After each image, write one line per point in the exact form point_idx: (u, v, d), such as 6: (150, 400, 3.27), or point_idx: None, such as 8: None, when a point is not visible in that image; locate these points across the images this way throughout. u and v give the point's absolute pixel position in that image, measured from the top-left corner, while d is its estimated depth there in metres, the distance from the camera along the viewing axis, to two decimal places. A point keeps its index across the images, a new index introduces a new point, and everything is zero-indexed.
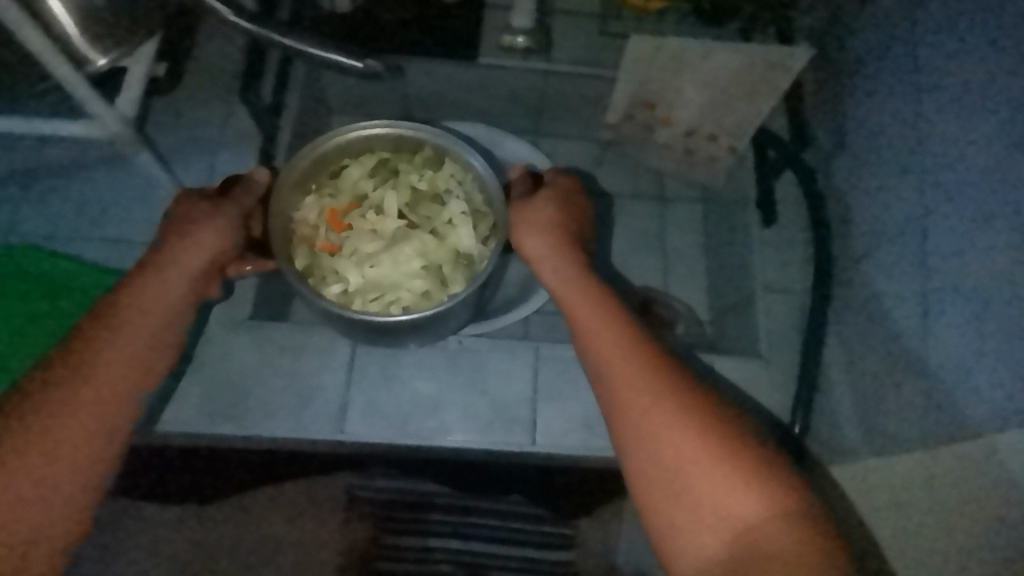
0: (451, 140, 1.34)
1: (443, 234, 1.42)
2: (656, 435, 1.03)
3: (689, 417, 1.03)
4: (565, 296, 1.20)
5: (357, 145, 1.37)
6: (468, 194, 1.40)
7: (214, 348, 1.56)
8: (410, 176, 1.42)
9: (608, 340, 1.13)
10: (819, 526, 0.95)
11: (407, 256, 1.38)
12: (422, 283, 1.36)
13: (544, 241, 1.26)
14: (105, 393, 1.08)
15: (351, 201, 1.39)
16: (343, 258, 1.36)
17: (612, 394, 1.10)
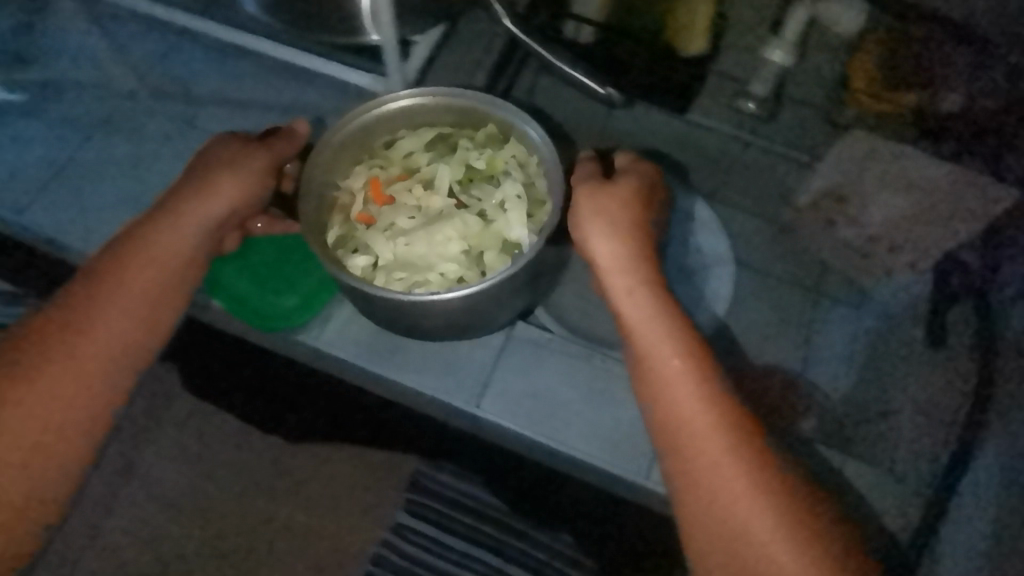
0: (507, 110, 1.05)
1: (494, 218, 1.06)
2: (718, 499, 0.92)
3: (751, 476, 0.93)
4: (642, 332, 1.00)
5: (409, 117, 1.09)
6: (530, 176, 1.06)
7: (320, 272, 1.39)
8: (470, 151, 1.09)
9: (691, 392, 0.97)
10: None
11: (449, 236, 1.04)
12: (457, 269, 1.03)
13: (617, 252, 1.03)
14: (110, 348, 1.01)
15: (393, 174, 1.08)
16: (377, 231, 1.05)
17: (681, 448, 0.95)
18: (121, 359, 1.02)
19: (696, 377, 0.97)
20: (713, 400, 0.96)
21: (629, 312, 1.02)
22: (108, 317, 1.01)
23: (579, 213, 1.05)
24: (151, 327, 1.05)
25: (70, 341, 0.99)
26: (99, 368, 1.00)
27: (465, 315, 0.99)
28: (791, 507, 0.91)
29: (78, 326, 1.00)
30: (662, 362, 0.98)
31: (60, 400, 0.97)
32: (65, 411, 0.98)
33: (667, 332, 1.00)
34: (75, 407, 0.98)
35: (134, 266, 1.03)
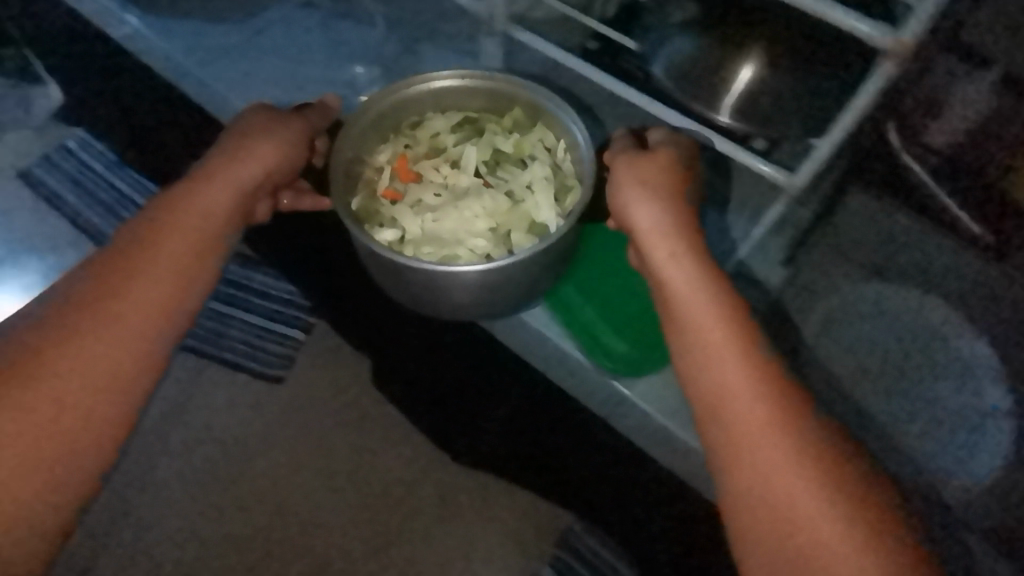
0: (537, 91, 0.99)
1: (521, 200, 0.98)
2: (773, 483, 0.65)
3: (810, 456, 0.65)
4: (688, 302, 0.75)
5: (433, 103, 1.05)
6: (557, 161, 0.99)
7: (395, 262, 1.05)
8: (498, 133, 1.03)
9: (734, 363, 0.70)
10: None
11: (472, 212, 0.97)
12: (486, 245, 0.95)
13: (660, 222, 0.80)
14: (148, 296, 0.78)
15: (420, 151, 1.03)
16: (404, 206, 0.98)
17: (725, 423, 0.69)
18: (163, 313, 0.78)
19: (744, 346, 0.71)
20: (763, 373, 0.70)
21: (663, 270, 0.78)
22: (147, 266, 0.79)
23: (613, 181, 0.85)
24: (191, 280, 0.81)
25: (115, 301, 0.76)
26: (164, 308, 0.78)
27: (476, 293, 0.89)
28: (860, 482, 0.64)
29: (139, 267, 0.78)
30: (703, 329, 0.73)
31: (88, 385, 0.72)
32: (88, 365, 0.73)
33: (709, 299, 0.74)
34: (121, 354, 0.75)
35: (169, 212, 0.83)
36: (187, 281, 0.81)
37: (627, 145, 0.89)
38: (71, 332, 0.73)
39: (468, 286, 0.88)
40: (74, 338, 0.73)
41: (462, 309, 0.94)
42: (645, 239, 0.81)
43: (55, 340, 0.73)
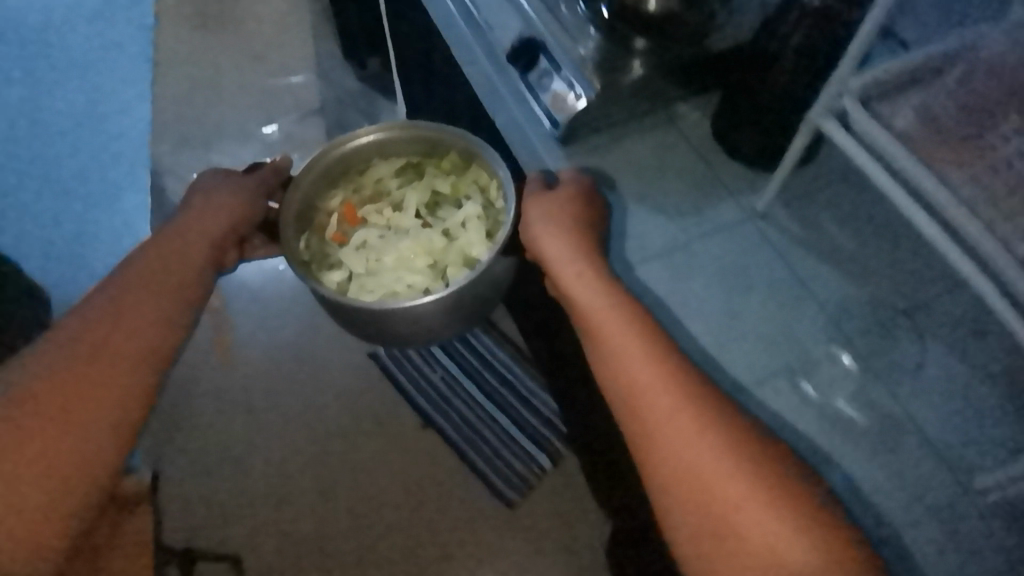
0: (468, 143, 0.89)
1: (452, 234, 0.93)
2: (679, 452, 0.55)
3: (729, 445, 0.55)
4: (597, 320, 0.63)
5: (374, 155, 0.94)
6: (489, 202, 0.91)
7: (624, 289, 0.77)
8: (432, 172, 0.94)
9: (629, 352, 0.60)
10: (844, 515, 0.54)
11: (419, 255, 0.91)
12: (425, 282, 0.89)
13: (581, 265, 0.66)
14: (131, 340, 0.65)
15: (369, 194, 0.93)
16: (352, 253, 0.91)
17: (636, 424, 0.58)
18: (139, 367, 0.64)
19: (649, 359, 0.59)
20: (652, 347, 0.60)
21: (569, 279, 0.66)
22: (130, 315, 0.66)
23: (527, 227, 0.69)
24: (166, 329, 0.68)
25: (112, 351, 0.64)
26: (155, 345, 0.66)
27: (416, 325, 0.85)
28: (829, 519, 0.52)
29: (126, 327, 0.65)
30: (605, 332, 0.62)
31: (81, 447, 0.60)
32: (76, 442, 0.60)
33: (610, 299, 0.63)
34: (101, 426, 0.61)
35: (160, 261, 0.72)
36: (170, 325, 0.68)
37: (537, 180, 0.73)
38: (55, 404, 0.60)
39: (416, 318, 0.83)
40: (60, 411, 0.60)
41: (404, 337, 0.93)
42: (557, 270, 0.67)
43: (26, 424, 0.58)
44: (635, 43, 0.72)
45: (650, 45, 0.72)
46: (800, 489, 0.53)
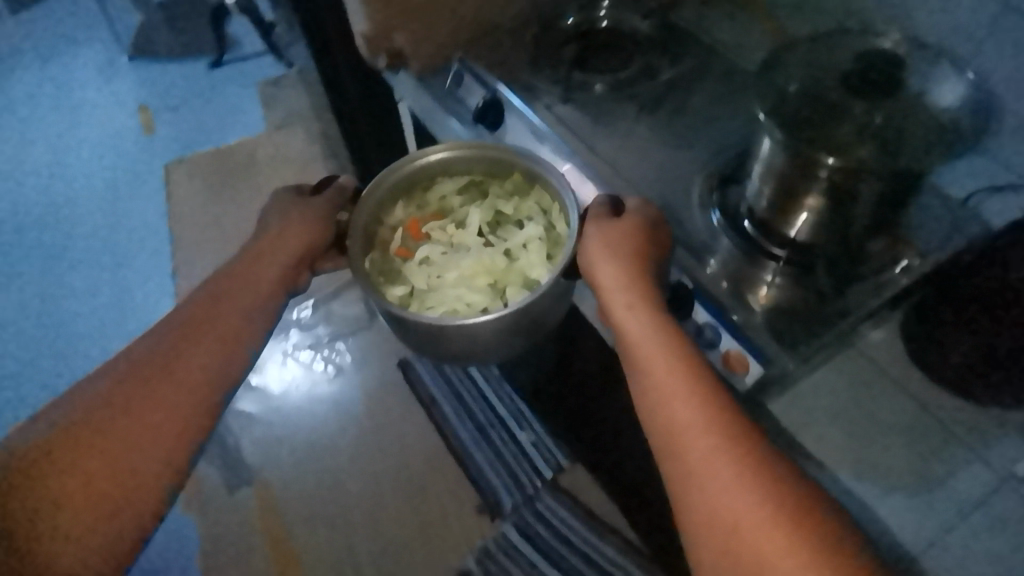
0: (532, 162, 0.67)
1: (514, 257, 0.68)
2: (733, 518, 0.44)
3: (800, 523, 0.44)
4: (648, 361, 0.53)
5: (442, 171, 0.71)
6: (552, 221, 0.67)
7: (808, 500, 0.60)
8: (493, 193, 0.71)
9: (680, 403, 0.49)
10: None
11: (478, 275, 0.67)
12: (484, 305, 0.65)
13: (643, 310, 0.55)
14: (190, 379, 0.57)
15: (436, 214, 0.70)
16: (414, 269, 0.68)
17: (687, 481, 0.47)
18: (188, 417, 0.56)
19: (714, 412, 0.49)
20: (719, 403, 0.49)
21: (629, 328, 0.55)
22: (186, 361, 0.57)
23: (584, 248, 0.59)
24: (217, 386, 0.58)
25: (164, 391, 0.55)
26: (202, 407, 0.57)
27: (470, 349, 0.60)
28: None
29: (209, 326, 0.59)
30: (660, 373, 0.51)
31: (121, 487, 0.52)
32: (109, 486, 0.52)
33: (666, 342, 0.53)
34: (136, 485, 0.53)
35: (226, 288, 0.62)
36: (227, 373, 0.59)
37: (602, 206, 0.62)
38: (88, 448, 0.52)
39: (470, 342, 0.61)
40: (109, 442, 0.52)
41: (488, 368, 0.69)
42: (614, 313, 0.57)
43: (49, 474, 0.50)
44: (777, 273, 0.61)
45: (793, 278, 0.61)
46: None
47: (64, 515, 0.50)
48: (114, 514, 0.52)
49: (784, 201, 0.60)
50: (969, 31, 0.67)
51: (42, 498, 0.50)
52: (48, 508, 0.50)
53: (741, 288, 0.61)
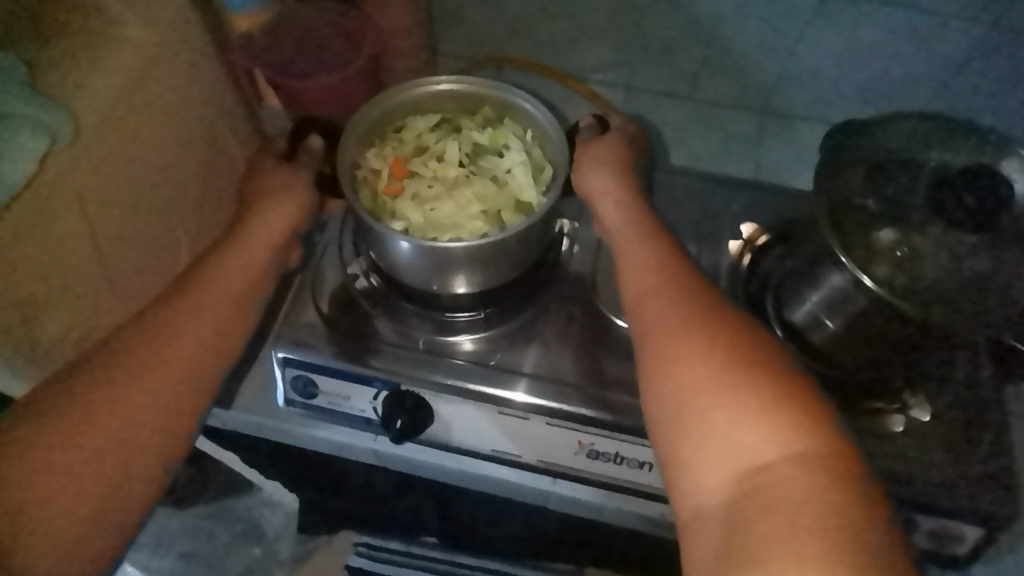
0: (525, 95, 0.53)
1: (501, 184, 0.53)
2: (661, 358, 0.42)
3: (724, 354, 0.40)
4: (618, 242, 0.50)
5: (433, 107, 0.56)
6: (541, 154, 0.54)
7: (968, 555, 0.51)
8: (467, 125, 0.55)
9: (640, 255, 0.48)
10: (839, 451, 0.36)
11: (469, 201, 0.52)
12: (483, 229, 0.51)
13: (628, 201, 0.52)
14: (184, 365, 0.47)
15: (413, 150, 0.54)
16: (400, 203, 0.52)
17: (638, 341, 0.44)
18: (175, 403, 0.47)
19: (672, 271, 0.47)
20: (673, 260, 0.47)
21: (604, 222, 0.52)
22: (182, 336, 0.48)
23: (580, 157, 0.54)
24: (193, 388, 0.48)
25: (154, 364, 0.46)
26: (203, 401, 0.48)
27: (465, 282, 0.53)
28: (855, 462, 0.36)
29: (188, 305, 0.49)
30: (625, 245, 0.50)
31: (100, 457, 0.44)
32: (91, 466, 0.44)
33: (637, 213, 0.51)
34: (125, 455, 0.45)
35: (199, 273, 0.51)
36: (211, 362, 0.49)
37: (588, 129, 0.56)
38: (82, 417, 0.44)
39: (467, 269, 0.51)
40: (94, 405, 0.44)
41: (478, 408, 0.53)
42: (600, 219, 0.53)
43: (65, 417, 0.44)
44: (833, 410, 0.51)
45: (835, 402, 0.52)
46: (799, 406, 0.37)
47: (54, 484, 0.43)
48: (87, 487, 0.44)
49: (827, 312, 0.51)
50: (786, 29, 0.63)
51: (22, 451, 0.43)
52: (35, 472, 0.43)
53: (899, 472, 0.50)
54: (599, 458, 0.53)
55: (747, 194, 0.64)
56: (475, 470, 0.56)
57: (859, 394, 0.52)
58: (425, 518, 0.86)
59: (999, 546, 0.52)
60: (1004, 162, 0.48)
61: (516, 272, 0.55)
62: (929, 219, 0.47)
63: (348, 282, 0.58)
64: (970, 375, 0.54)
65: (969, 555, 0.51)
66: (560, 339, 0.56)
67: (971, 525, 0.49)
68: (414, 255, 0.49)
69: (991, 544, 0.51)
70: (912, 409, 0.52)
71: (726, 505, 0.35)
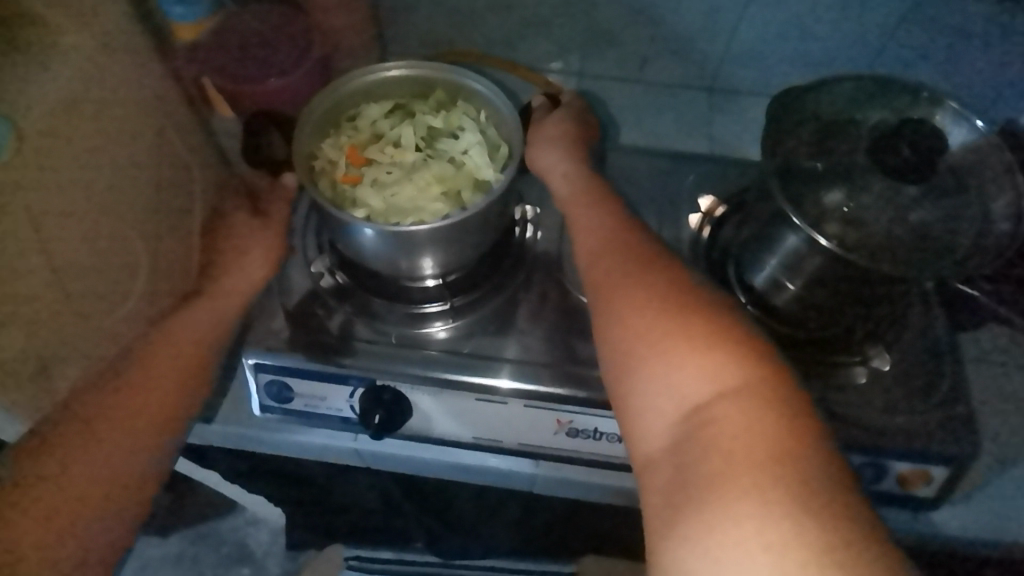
0: (477, 77, 0.54)
1: (459, 165, 0.54)
2: (615, 315, 0.43)
3: (674, 306, 0.41)
4: (572, 213, 0.51)
5: (382, 92, 0.56)
6: (495, 132, 0.54)
7: (937, 498, 0.53)
8: (420, 110, 0.55)
9: (596, 222, 0.49)
10: (779, 386, 0.37)
11: (428, 183, 0.53)
12: (444, 209, 0.52)
13: (578, 171, 0.53)
14: (175, 382, 0.52)
15: (368, 137, 0.54)
16: (361, 188, 0.52)
17: (593, 303, 0.45)
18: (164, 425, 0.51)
19: (621, 236, 0.48)
20: (627, 227, 0.48)
21: (557, 194, 0.53)
22: (173, 355, 0.52)
23: (535, 134, 0.55)
24: None
25: (147, 387, 0.50)
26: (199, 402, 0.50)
27: (428, 264, 0.53)
28: (801, 397, 0.37)
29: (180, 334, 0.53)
30: (579, 213, 0.50)
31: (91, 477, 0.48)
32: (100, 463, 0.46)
33: (591, 183, 0.52)
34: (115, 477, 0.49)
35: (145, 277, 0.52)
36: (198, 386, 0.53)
37: (541, 110, 0.57)
38: (77, 437, 0.48)
39: (431, 251, 0.51)
40: (89, 421, 0.48)
41: (453, 394, 0.53)
42: (553, 193, 0.54)
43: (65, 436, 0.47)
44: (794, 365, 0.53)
45: (794, 357, 0.53)
46: (745, 349, 0.38)
47: (56, 490, 0.47)
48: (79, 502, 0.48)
49: (785, 272, 0.52)
50: (727, 8, 0.64)
51: None
52: None
53: (867, 421, 0.51)
54: (579, 436, 0.54)
55: (703, 168, 0.65)
56: (459, 460, 0.57)
57: (817, 348, 0.54)
58: (412, 524, 0.85)
59: (965, 483, 0.54)
60: (936, 115, 0.50)
61: (476, 254, 0.55)
62: (871, 172, 0.49)
63: (314, 284, 0.58)
64: (923, 323, 0.56)
65: (936, 496, 0.53)
66: (526, 322, 0.57)
67: (936, 466, 0.51)
68: (376, 241, 0.49)
69: (955, 484, 0.52)
70: (870, 360, 0.54)
71: (675, 446, 0.36)
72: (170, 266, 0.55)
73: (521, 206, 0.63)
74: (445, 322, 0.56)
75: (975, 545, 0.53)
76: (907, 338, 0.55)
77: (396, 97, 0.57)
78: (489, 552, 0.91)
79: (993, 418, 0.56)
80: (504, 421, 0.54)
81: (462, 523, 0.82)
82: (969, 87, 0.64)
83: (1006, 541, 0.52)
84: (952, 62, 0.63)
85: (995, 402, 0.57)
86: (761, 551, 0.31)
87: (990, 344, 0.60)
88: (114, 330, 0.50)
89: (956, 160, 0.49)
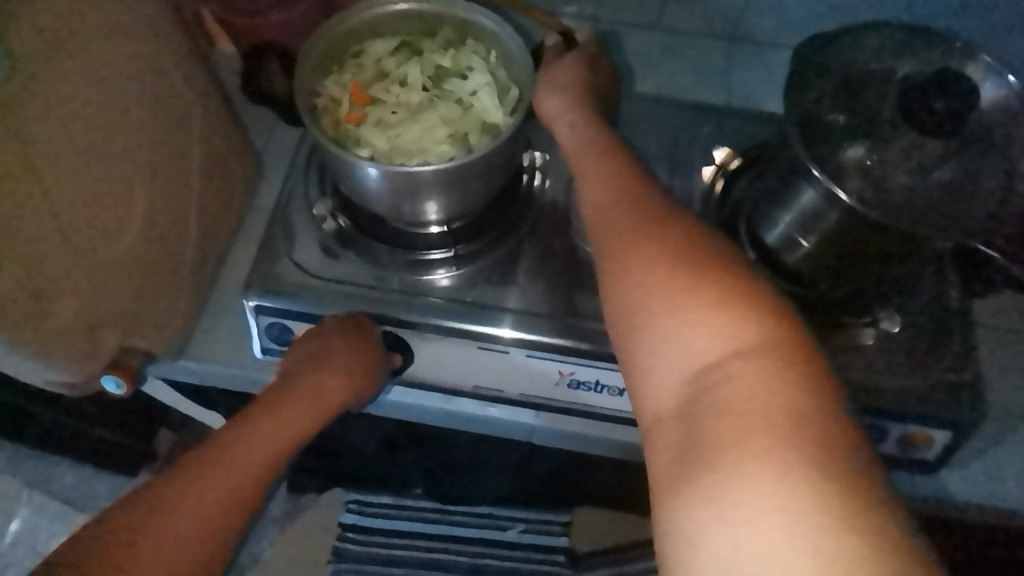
0: (487, 13, 0.51)
1: (466, 106, 0.52)
2: (622, 269, 0.42)
3: (683, 260, 0.40)
4: (579, 161, 0.49)
5: (387, 28, 0.54)
6: (505, 73, 0.52)
7: (937, 459, 0.53)
8: (428, 49, 0.53)
9: (603, 171, 0.47)
10: (789, 343, 0.36)
11: (435, 124, 0.51)
12: (449, 151, 0.50)
13: (590, 115, 0.51)
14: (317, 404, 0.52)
15: (373, 75, 0.52)
16: (364, 127, 0.51)
17: (600, 256, 0.44)
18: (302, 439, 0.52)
19: (631, 186, 0.46)
20: (636, 177, 0.47)
21: (564, 140, 0.51)
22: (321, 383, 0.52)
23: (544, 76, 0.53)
24: None
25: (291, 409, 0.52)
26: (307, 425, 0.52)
27: (430, 209, 0.52)
28: (812, 354, 0.36)
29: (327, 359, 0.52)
30: (587, 161, 0.48)
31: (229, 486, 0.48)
32: (219, 482, 0.48)
33: (601, 129, 0.50)
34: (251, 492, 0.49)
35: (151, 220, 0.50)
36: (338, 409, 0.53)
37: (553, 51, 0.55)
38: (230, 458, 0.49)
39: (436, 194, 0.50)
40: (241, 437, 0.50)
41: (457, 341, 0.52)
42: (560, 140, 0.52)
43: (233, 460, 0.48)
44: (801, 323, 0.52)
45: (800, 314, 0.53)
46: (754, 305, 0.37)
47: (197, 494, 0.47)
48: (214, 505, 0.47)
49: (798, 228, 0.51)
50: None
51: None
52: None
53: (872, 382, 0.51)
54: (580, 387, 0.53)
55: (720, 120, 0.63)
56: (460, 407, 0.57)
57: (825, 306, 0.53)
58: (409, 470, 0.86)
59: (965, 447, 0.54)
60: (969, 68, 0.48)
61: (482, 199, 0.54)
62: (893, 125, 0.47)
63: (315, 227, 0.56)
64: (935, 285, 0.55)
65: (937, 458, 0.53)
66: (532, 270, 0.56)
67: (939, 428, 0.50)
68: (380, 183, 0.48)
69: (955, 447, 0.52)
70: (878, 321, 0.53)
71: (684, 405, 0.36)
72: (171, 202, 0.54)
73: (530, 153, 0.61)
74: (448, 270, 0.55)
75: (971, 504, 0.53)
76: (917, 300, 0.54)
77: (402, 35, 0.55)
78: (485, 500, 0.92)
79: (997, 381, 0.55)
80: (507, 371, 0.53)
81: (461, 470, 0.83)
82: (1004, 41, 0.61)
83: (1003, 505, 0.52)
84: (989, 15, 0.60)
85: (1000, 366, 0.56)
86: (776, 508, 0.31)
87: (1000, 308, 0.59)
88: (113, 265, 0.50)
89: (984, 115, 0.47)
